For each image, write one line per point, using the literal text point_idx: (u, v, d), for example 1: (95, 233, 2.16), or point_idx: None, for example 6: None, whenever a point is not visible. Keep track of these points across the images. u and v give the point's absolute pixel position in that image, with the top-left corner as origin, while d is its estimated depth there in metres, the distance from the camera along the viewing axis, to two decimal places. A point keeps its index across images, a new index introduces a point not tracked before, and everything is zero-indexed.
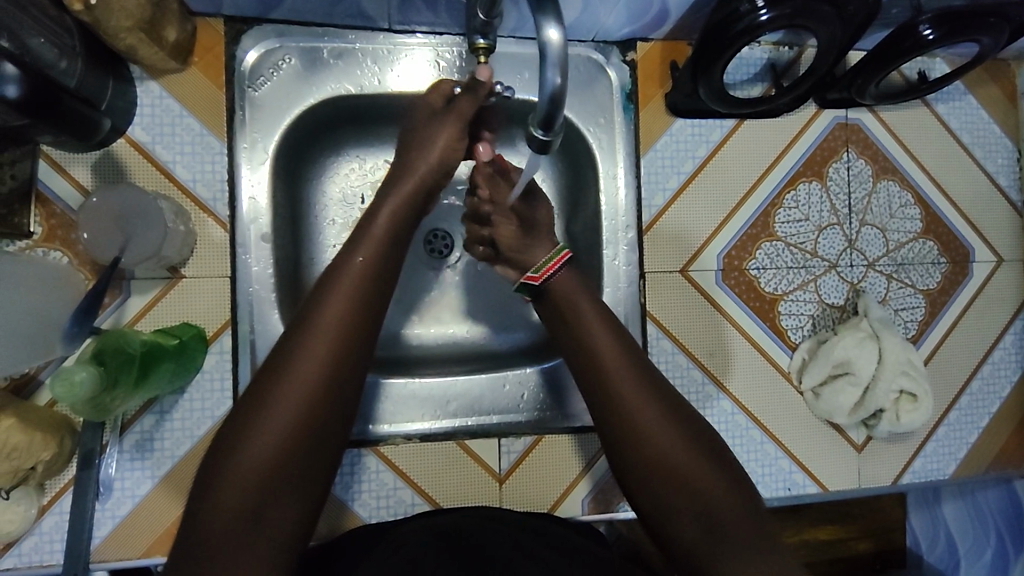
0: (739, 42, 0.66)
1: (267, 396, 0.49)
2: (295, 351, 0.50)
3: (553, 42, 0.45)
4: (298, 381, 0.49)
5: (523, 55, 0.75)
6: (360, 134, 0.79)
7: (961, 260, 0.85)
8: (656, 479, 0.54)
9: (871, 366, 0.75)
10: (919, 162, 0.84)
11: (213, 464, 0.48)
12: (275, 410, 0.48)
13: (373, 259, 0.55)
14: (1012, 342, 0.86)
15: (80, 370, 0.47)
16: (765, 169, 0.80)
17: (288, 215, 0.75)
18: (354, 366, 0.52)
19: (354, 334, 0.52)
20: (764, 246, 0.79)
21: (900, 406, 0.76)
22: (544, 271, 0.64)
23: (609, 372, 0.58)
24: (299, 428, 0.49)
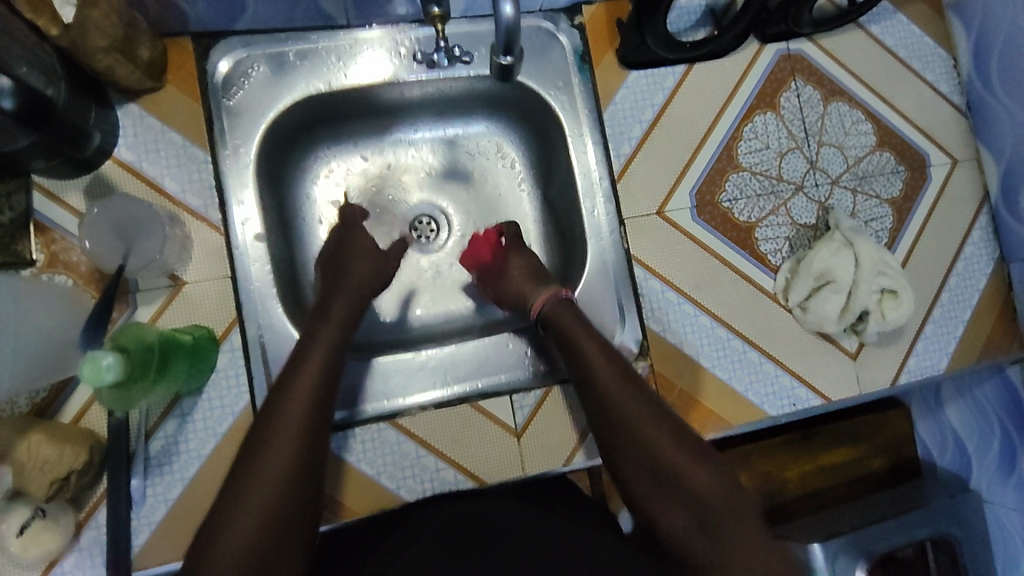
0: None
1: (243, 477, 0.53)
2: (260, 440, 0.56)
3: None
4: (266, 474, 0.53)
5: (478, 32, 0.80)
6: (334, 134, 0.85)
7: (918, 166, 0.89)
8: (642, 476, 0.58)
9: (850, 271, 0.78)
10: (863, 81, 0.89)
11: (215, 521, 0.52)
12: (261, 487, 0.53)
13: (325, 364, 0.63)
14: (980, 237, 0.90)
15: (106, 355, 0.49)
16: (721, 107, 0.84)
17: (276, 216, 0.79)
18: (319, 449, 0.58)
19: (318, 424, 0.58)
20: (732, 178, 0.83)
21: (884, 304, 0.80)
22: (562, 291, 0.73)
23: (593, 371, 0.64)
24: (268, 514, 0.52)
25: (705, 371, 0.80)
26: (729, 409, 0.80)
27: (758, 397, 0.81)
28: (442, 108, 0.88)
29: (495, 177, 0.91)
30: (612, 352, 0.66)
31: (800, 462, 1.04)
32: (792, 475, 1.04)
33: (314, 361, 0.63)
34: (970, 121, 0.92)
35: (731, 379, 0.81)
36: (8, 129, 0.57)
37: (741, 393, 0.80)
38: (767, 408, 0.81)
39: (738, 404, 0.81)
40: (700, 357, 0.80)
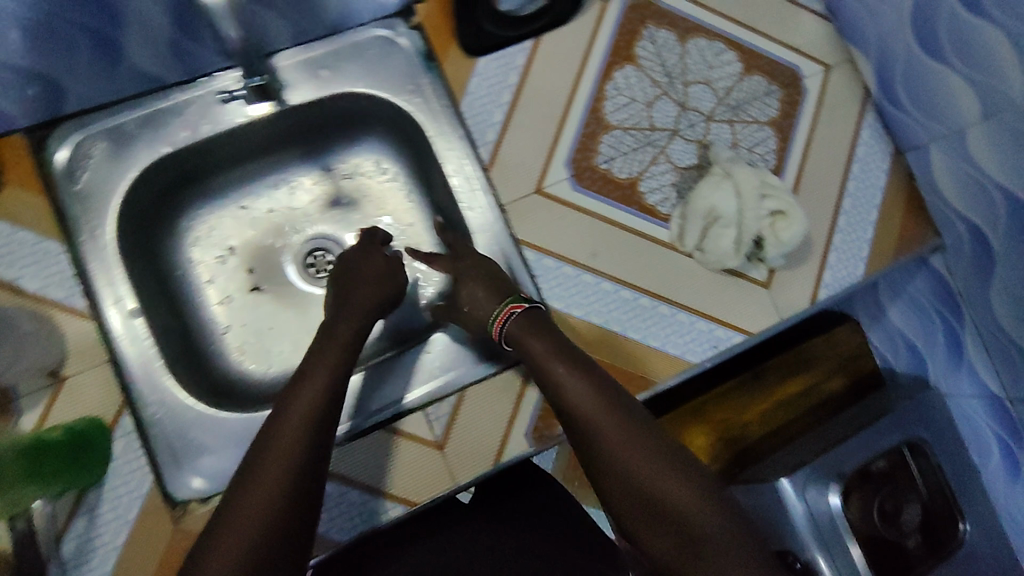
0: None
1: (235, 497, 0.54)
2: (258, 461, 0.56)
3: None
4: (253, 496, 0.53)
5: (314, 57, 0.79)
6: (203, 191, 0.84)
7: (791, 82, 0.88)
8: (631, 504, 0.58)
9: (732, 203, 0.79)
10: (716, 11, 0.87)
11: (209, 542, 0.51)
12: (250, 505, 0.52)
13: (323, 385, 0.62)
14: (871, 136, 0.89)
15: None
16: (578, 72, 0.83)
17: (157, 287, 0.79)
18: (316, 468, 0.57)
19: (316, 442, 0.58)
20: (605, 139, 0.82)
21: (776, 226, 0.80)
22: (498, 321, 0.71)
23: (570, 400, 0.64)
24: (258, 534, 0.51)
25: (620, 337, 0.79)
26: (652, 368, 0.80)
27: (678, 349, 0.80)
28: (303, 137, 0.86)
29: (379, 194, 0.90)
30: (593, 376, 0.65)
31: (757, 403, 1.04)
32: (752, 417, 1.04)
33: (316, 381, 0.63)
34: (835, 24, 0.91)
35: (647, 338, 0.80)
36: None
37: (659, 349, 0.80)
38: (689, 357, 0.80)
39: (659, 359, 0.80)
40: (611, 323, 0.79)
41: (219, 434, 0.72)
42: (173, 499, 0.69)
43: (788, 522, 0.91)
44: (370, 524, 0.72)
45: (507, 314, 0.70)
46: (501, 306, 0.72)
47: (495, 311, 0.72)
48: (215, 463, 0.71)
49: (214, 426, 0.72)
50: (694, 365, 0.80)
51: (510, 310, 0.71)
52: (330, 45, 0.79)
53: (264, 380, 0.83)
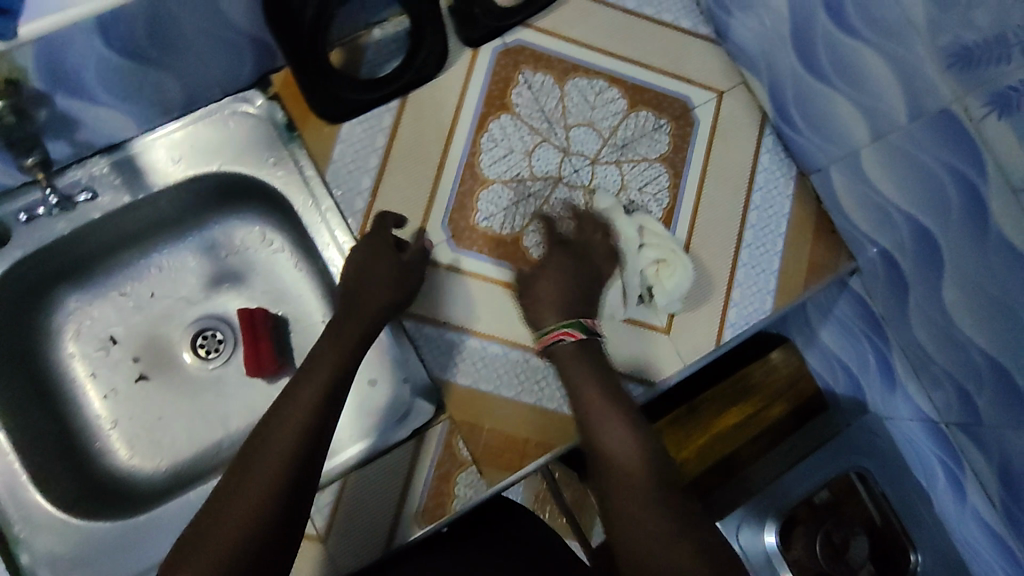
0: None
1: (225, 494, 0.55)
2: (253, 459, 0.56)
3: None
4: (240, 503, 0.53)
5: (170, 140, 0.76)
6: (80, 281, 0.81)
7: (680, 113, 0.84)
8: (625, 551, 0.55)
9: (609, 256, 0.77)
10: (595, 48, 0.84)
11: (189, 547, 0.52)
12: (239, 502, 0.53)
13: (323, 389, 0.63)
14: (770, 161, 0.85)
15: None
16: (450, 127, 0.79)
17: (33, 388, 0.77)
18: (308, 472, 0.57)
19: (312, 444, 0.58)
20: (483, 194, 0.78)
21: (660, 273, 0.78)
22: (545, 342, 0.71)
23: (598, 440, 0.63)
24: (235, 547, 0.51)
25: (512, 403, 0.75)
26: (550, 433, 0.75)
27: None
28: (178, 216, 0.83)
29: (267, 266, 0.86)
30: (625, 415, 0.64)
31: (693, 438, 0.98)
32: (689, 454, 0.98)
33: (316, 378, 0.64)
34: (724, 47, 0.87)
35: (542, 401, 0.75)
36: None
37: (556, 412, 0.75)
38: None
39: (556, 423, 0.75)
40: (501, 389, 0.75)
41: (86, 546, 0.69)
42: None
43: None
44: None
45: (556, 337, 0.70)
46: (557, 324, 0.71)
47: (549, 326, 0.71)
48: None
49: (89, 536, 0.69)
50: None
51: (563, 335, 0.70)
52: (186, 126, 0.76)
53: (154, 475, 0.79)
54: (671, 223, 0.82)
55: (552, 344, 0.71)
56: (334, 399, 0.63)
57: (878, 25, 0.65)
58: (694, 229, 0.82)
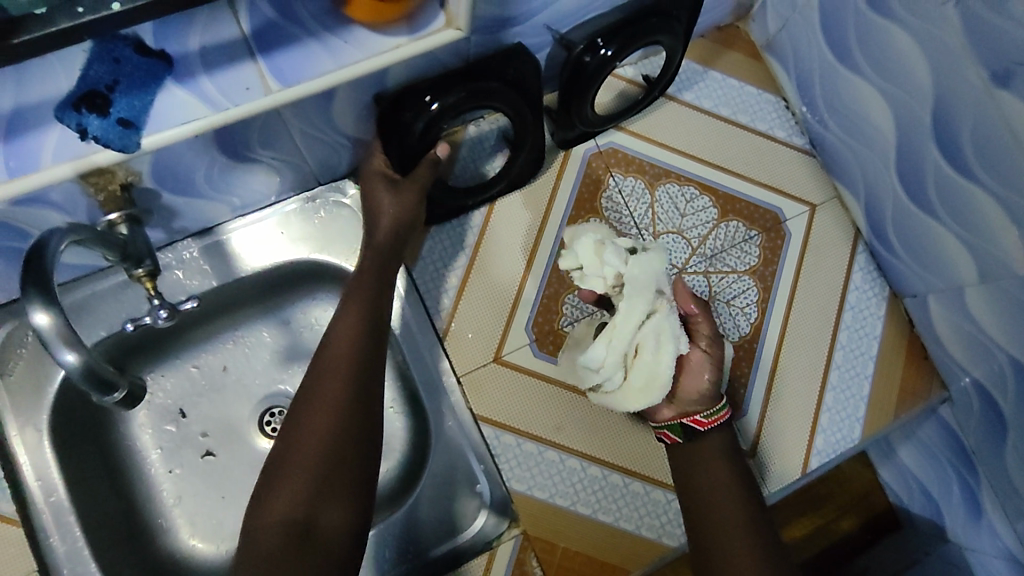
0: (421, 134, 0.65)
1: (294, 435, 0.59)
2: (308, 410, 0.60)
3: (46, 326, 0.47)
4: (311, 436, 0.58)
5: (260, 226, 0.76)
6: (154, 356, 0.80)
7: (772, 224, 0.82)
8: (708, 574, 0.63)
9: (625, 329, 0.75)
10: (688, 153, 0.82)
11: (273, 473, 0.58)
12: (306, 449, 0.58)
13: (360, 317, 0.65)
14: (862, 279, 0.83)
15: None
16: (538, 229, 0.78)
17: (101, 467, 0.75)
18: (366, 406, 0.61)
19: (363, 376, 0.62)
20: (568, 300, 0.77)
21: None
22: (712, 419, 0.70)
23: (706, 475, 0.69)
24: (317, 468, 0.57)
25: (588, 520, 0.72)
26: (628, 556, 0.72)
27: (654, 531, 0.73)
28: (259, 295, 0.82)
29: None
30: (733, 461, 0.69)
31: None
32: None
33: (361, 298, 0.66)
34: (819, 158, 0.85)
35: (618, 521, 0.72)
36: None
37: (634, 533, 0.72)
38: (667, 540, 0.73)
39: (633, 545, 0.72)
40: (578, 506, 0.72)
41: None
42: None
43: None
44: None
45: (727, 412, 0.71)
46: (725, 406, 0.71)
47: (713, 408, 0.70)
48: None
49: None
50: (673, 549, 0.73)
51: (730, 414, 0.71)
52: (277, 213, 0.77)
53: (214, 561, 0.77)
54: (758, 339, 0.79)
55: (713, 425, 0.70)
56: (374, 328, 0.65)
57: (1000, 174, 0.63)
58: (781, 345, 0.79)
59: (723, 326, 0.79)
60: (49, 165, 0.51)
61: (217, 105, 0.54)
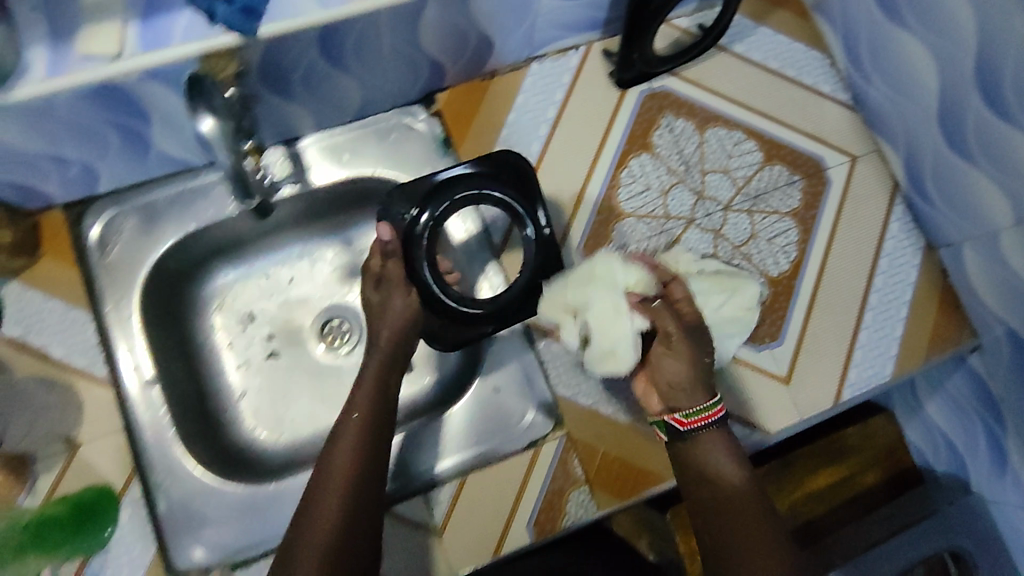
0: (426, 248, 0.75)
1: (307, 509, 0.60)
2: (334, 452, 0.63)
3: (208, 129, 0.58)
4: (338, 478, 0.61)
5: (337, 141, 0.82)
6: (230, 260, 0.87)
7: (814, 171, 0.86)
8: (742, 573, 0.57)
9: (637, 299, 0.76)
10: (736, 101, 0.87)
11: (301, 516, 0.60)
12: (334, 491, 0.60)
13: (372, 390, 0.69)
14: (899, 228, 0.86)
15: None
16: (593, 159, 0.84)
17: (179, 353, 0.81)
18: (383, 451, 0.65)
19: (372, 452, 0.64)
20: (618, 226, 0.82)
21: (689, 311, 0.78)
22: (691, 419, 0.66)
23: (713, 480, 0.63)
24: (345, 507, 0.60)
25: (628, 428, 0.76)
26: (664, 464, 0.76)
27: None
28: (325, 211, 0.88)
29: None
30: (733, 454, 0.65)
31: (789, 492, 1.00)
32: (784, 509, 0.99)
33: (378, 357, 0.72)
34: (860, 114, 0.89)
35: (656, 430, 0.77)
36: None
37: None
38: None
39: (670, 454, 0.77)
40: (620, 413, 0.77)
41: (220, 504, 0.73)
42: (173, 569, 0.70)
43: None
44: None
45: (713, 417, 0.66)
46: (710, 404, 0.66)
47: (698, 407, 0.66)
48: (218, 536, 0.72)
49: (219, 498, 0.73)
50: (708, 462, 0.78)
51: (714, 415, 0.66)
52: (354, 130, 0.82)
53: (273, 450, 0.83)
54: (797, 276, 0.83)
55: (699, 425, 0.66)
56: (384, 398, 0.69)
57: None
58: (819, 283, 0.83)
59: (764, 261, 0.83)
60: (178, 44, 0.58)
61: (325, 4, 0.61)
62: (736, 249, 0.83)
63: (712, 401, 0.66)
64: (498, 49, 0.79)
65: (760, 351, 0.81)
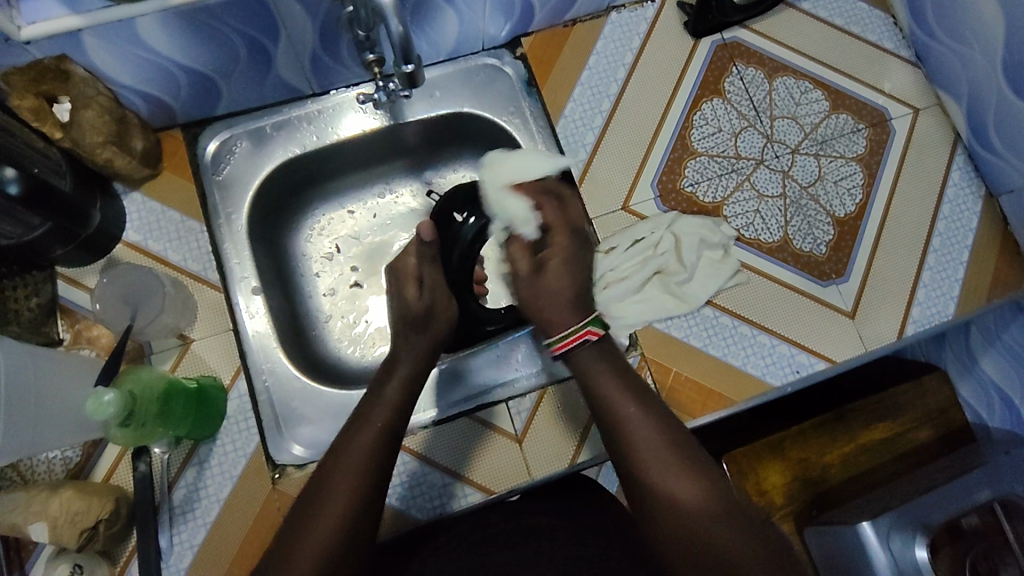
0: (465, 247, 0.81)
1: (313, 493, 0.55)
2: (350, 435, 0.58)
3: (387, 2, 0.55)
4: (349, 466, 0.56)
5: (429, 79, 0.87)
6: (321, 192, 0.92)
7: (878, 121, 0.91)
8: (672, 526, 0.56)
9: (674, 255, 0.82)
10: (804, 53, 0.92)
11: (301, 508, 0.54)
12: (342, 478, 0.55)
13: (386, 424, 0.59)
14: (961, 177, 0.90)
15: (108, 392, 0.58)
16: (668, 102, 0.89)
17: (275, 272, 0.87)
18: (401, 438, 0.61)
19: (367, 501, 0.55)
20: (691, 164, 0.87)
21: (714, 260, 0.83)
22: (567, 342, 0.66)
23: (621, 422, 0.60)
24: (353, 499, 0.54)
25: (701, 353, 0.80)
26: (732, 387, 0.80)
27: (759, 369, 0.80)
28: (407, 148, 0.92)
29: None
30: (634, 387, 0.62)
31: (839, 443, 0.94)
32: (834, 459, 0.93)
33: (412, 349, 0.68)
34: (923, 70, 0.93)
35: (727, 356, 0.81)
36: (23, 216, 0.66)
37: (741, 368, 0.80)
38: (769, 379, 0.80)
39: (738, 378, 0.80)
40: (691, 338, 0.81)
41: (318, 406, 0.78)
42: (273, 460, 0.75)
43: (869, 569, 0.79)
44: (447, 507, 0.76)
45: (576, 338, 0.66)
46: (575, 327, 0.67)
47: (564, 332, 0.67)
48: (314, 433, 0.77)
49: (316, 399, 0.78)
50: (775, 388, 0.80)
51: (584, 335, 0.66)
52: (445, 70, 0.88)
53: (360, 365, 0.87)
54: (862, 217, 0.87)
55: (573, 345, 0.66)
56: (395, 436, 0.60)
57: None
58: (884, 224, 0.87)
59: (830, 202, 0.87)
60: None
61: None
62: (804, 189, 0.87)
63: (580, 324, 0.66)
64: None
65: (826, 285, 0.84)
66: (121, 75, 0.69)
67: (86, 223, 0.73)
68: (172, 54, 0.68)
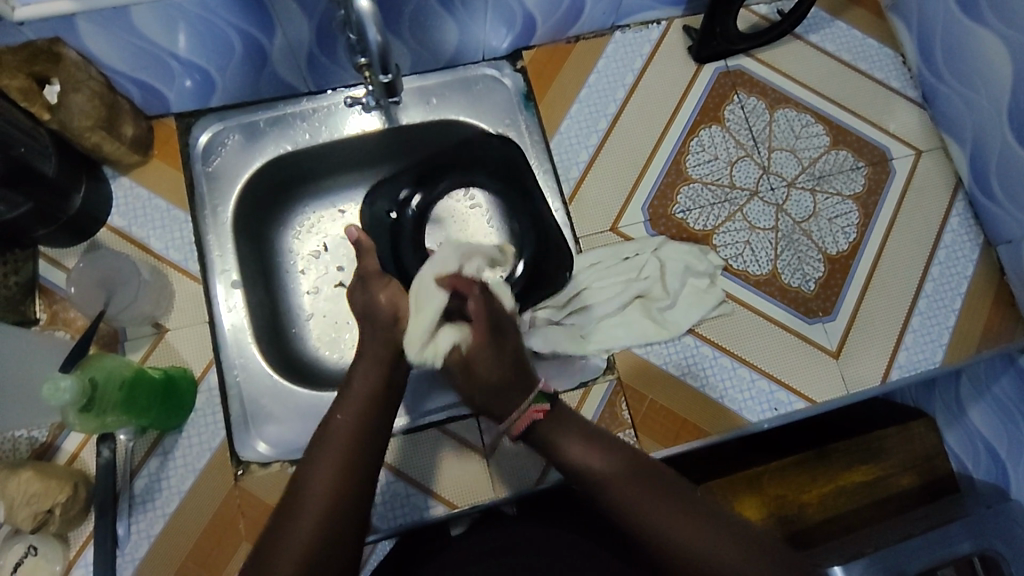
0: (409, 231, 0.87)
1: (296, 486, 0.54)
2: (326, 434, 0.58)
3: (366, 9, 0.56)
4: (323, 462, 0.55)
5: (426, 85, 0.87)
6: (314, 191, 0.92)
7: (878, 160, 0.89)
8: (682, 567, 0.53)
9: (656, 282, 0.82)
10: (809, 86, 0.91)
11: (287, 499, 0.54)
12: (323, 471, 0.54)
13: (358, 420, 0.59)
14: (959, 223, 0.88)
15: (64, 379, 0.57)
16: (665, 126, 0.88)
17: (260, 268, 0.87)
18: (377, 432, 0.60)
19: (346, 490, 0.54)
20: (683, 190, 0.86)
21: (696, 289, 0.82)
22: (523, 421, 0.62)
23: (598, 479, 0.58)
24: (334, 491, 0.54)
25: (676, 382, 0.79)
26: (708, 419, 0.78)
27: (735, 404, 0.79)
28: (399, 152, 0.90)
29: (464, 220, 0.91)
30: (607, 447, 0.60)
31: (818, 483, 0.92)
32: (812, 498, 0.91)
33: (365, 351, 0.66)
34: (929, 111, 0.92)
35: (704, 387, 0.79)
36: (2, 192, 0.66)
37: (717, 401, 0.79)
38: (746, 415, 0.79)
39: (714, 411, 0.79)
40: (669, 366, 0.79)
41: (286, 406, 0.78)
42: (238, 457, 0.75)
43: None
44: (410, 518, 0.75)
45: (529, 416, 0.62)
46: (524, 405, 0.62)
47: (520, 407, 0.62)
48: (279, 433, 0.77)
49: (287, 398, 0.78)
50: (752, 424, 0.79)
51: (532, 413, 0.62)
52: (443, 77, 0.87)
53: (336, 368, 0.86)
54: (854, 256, 0.86)
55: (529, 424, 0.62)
56: (374, 432, 0.59)
57: None
58: (876, 265, 0.85)
59: (821, 238, 0.86)
60: None
61: None
62: (797, 224, 0.86)
63: (527, 402, 0.62)
64: (586, 12, 0.84)
65: (811, 323, 0.83)
66: (115, 62, 0.70)
67: (68, 206, 0.73)
68: (166, 45, 0.69)
